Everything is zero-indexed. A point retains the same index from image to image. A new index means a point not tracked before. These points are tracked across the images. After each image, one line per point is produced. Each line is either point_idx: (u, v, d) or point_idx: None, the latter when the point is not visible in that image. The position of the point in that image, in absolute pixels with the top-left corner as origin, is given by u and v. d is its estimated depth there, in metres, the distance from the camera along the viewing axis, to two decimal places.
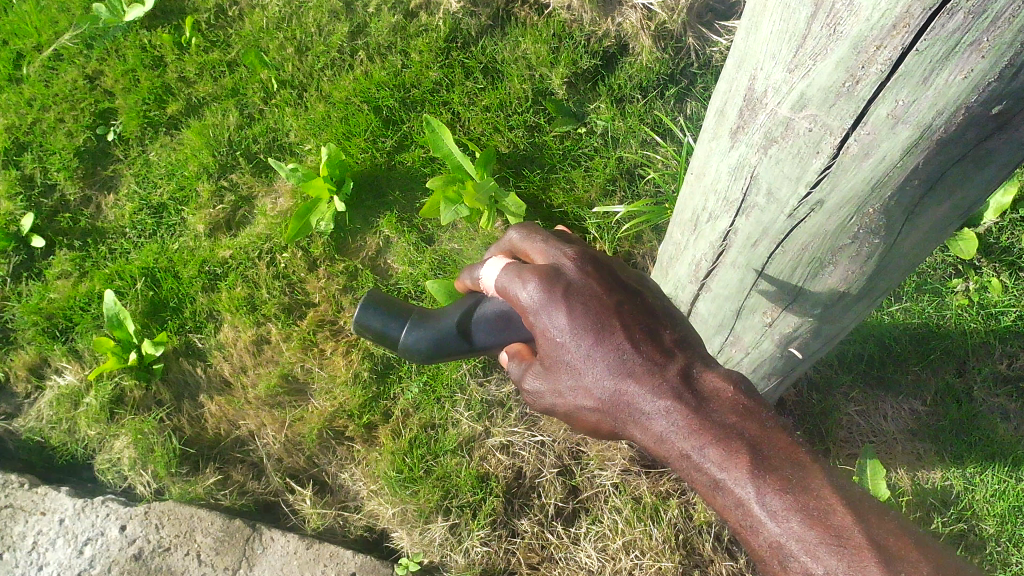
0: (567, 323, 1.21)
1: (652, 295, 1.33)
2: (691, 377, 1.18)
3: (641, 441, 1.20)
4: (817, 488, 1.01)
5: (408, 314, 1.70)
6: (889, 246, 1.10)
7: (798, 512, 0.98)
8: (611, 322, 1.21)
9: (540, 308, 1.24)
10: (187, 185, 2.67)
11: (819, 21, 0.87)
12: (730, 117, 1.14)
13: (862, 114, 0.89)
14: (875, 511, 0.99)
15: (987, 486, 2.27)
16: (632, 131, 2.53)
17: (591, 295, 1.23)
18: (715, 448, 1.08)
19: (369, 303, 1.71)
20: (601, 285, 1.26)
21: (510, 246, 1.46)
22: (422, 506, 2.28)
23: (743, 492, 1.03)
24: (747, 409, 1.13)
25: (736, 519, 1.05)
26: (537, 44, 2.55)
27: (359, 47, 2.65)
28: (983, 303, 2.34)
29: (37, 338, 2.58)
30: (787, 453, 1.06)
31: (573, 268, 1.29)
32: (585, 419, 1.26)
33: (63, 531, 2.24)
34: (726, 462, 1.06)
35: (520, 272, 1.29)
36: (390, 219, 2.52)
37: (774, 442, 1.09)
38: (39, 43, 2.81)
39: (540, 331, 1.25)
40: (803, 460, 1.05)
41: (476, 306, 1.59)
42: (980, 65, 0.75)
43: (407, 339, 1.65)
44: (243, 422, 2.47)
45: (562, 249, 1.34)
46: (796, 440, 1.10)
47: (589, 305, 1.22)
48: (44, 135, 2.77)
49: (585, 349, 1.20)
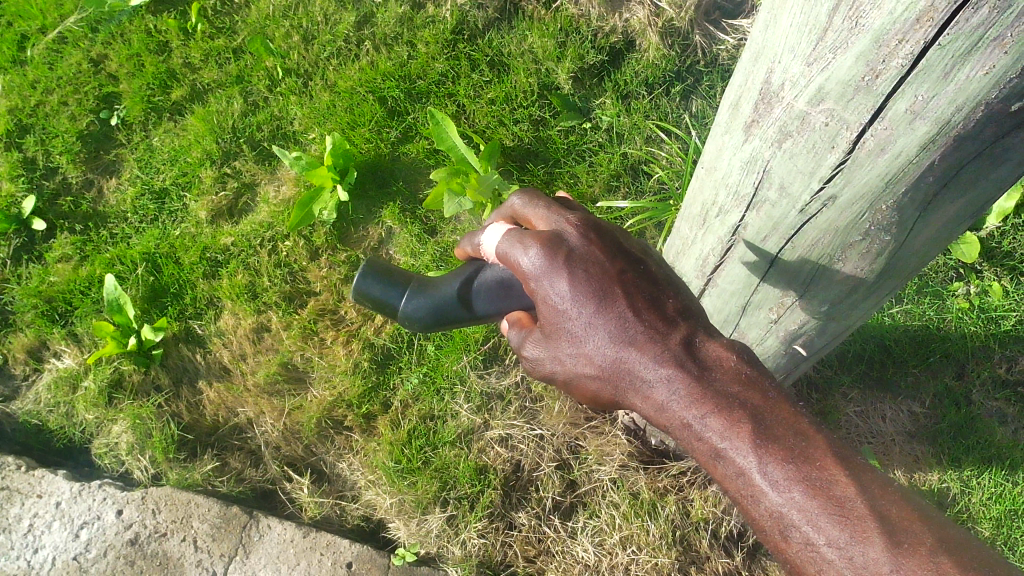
0: (568, 290, 1.17)
1: (656, 263, 1.29)
2: (694, 346, 1.16)
3: (642, 410, 1.18)
4: (821, 457, 1.00)
5: (407, 283, 1.65)
6: (899, 243, 1.10)
7: (801, 482, 0.98)
8: (614, 290, 1.18)
9: (541, 274, 1.19)
10: (190, 170, 2.66)
11: (840, 14, 0.87)
12: (745, 110, 1.13)
13: (880, 108, 0.89)
14: (877, 481, 0.98)
15: (984, 489, 2.28)
16: (637, 127, 2.52)
17: (594, 261, 1.19)
18: (717, 418, 1.07)
19: (368, 270, 1.67)
20: (604, 250, 1.22)
21: (512, 213, 1.41)
22: (420, 497, 2.28)
23: (744, 461, 1.02)
24: (749, 379, 1.11)
25: (737, 489, 1.04)
26: (544, 39, 2.56)
27: (365, 37, 2.65)
28: (983, 307, 2.34)
29: (36, 321, 2.57)
30: (790, 423, 1.05)
31: (575, 233, 1.23)
32: (585, 387, 1.23)
33: (60, 515, 2.23)
34: (727, 431, 1.05)
35: (521, 237, 1.24)
36: (393, 210, 2.52)
37: (777, 412, 1.07)
38: (44, 26, 2.82)
39: (539, 298, 1.21)
40: (805, 429, 1.04)
41: (477, 274, 1.54)
42: (1003, 60, 0.75)
43: (406, 307, 1.61)
44: (241, 409, 2.46)
45: (564, 213, 1.28)
46: (798, 410, 1.08)
47: (592, 272, 1.18)
48: (47, 118, 2.77)
49: (587, 317, 1.17)
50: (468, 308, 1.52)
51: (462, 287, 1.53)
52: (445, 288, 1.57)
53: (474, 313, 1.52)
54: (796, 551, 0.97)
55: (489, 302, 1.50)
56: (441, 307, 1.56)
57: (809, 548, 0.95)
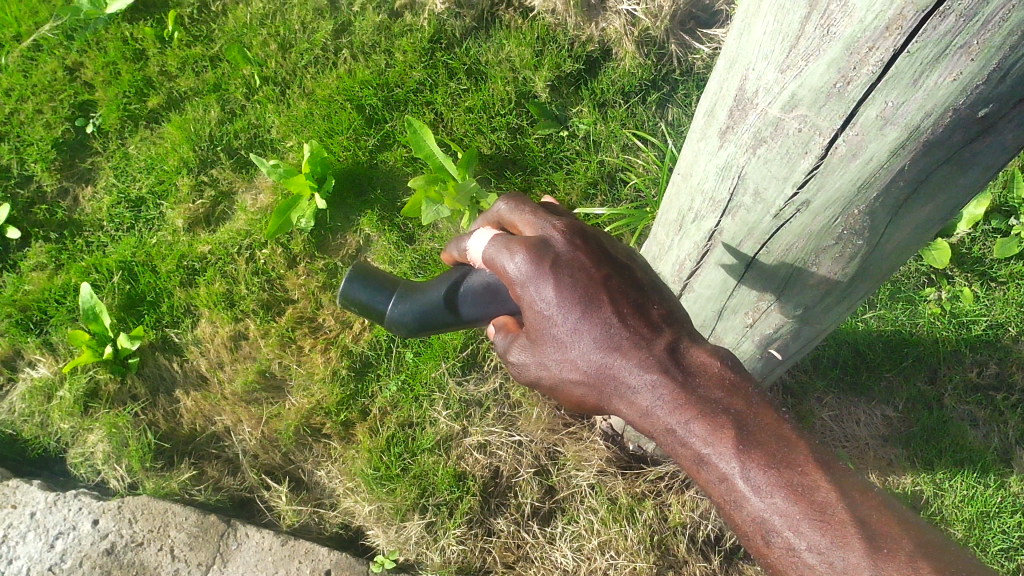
0: (554, 296, 1.19)
1: (641, 269, 1.30)
2: (679, 352, 1.17)
3: (626, 416, 1.20)
4: (803, 463, 1.01)
5: (398, 287, 1.67)
6: (872, 247, 1.12)
7: (783, 487, 0.99)
8: (599, 296, 1.19)
9: (528, 280, 1.21)
10: (167, 179, 2.66)
11: (812, 22, 0.88)
12: (719, 117, 1.14)
13: (852, 115, 0.91)
14: (859, 487, 1.00)
15: (956, 491, 2.31)
16: (614, 135, 2.55)
17: (579, 267, 1.20)
18: (702, 424, 1.08)
19: (355, 276, 1.68)
20: (590, 257, 1.23)
21: (499, 218, 1.41)
22: (398, 504, 2.28)
23: (727, 467, 1.04)
24: (733, 385, 1.12)
25: (720, 494, 1.05)
26: (521, 48, 2.58)
27: (343, 45, 2.68)
28: (955, 312, 2.39)
29: (10, 330, 2.53)
30: (773, 428, 1.06)
31: (562, 240, 1.24)
32: (570, 393, 1.25)
33: (34, 525, 2.21)
34: (711, 437, 1.07)
35: (507, 243, 1.25)
36: (371, 218, 2.53)
37: (760, 417, 1.08)
38: (17, 33, 2.81)
39: (526, 303, 1.23)
40: (788, 435, 1.05)
41: (462, 279, 1.54)
42: (969, 67, 0.77)
43: (393, 313, 1.62)
44: (218, 417, 2.45)
45: (550, 219, 1.29)
46: (781, 416, 1.09)
47: (577, 278, 1.19)
48: (22, 126, 2.76)
49: (573, 322, 1.19)
50: (454, 312, 1.53)
51: (448, 292, 1.53)
52: (432, 292, 1.58)
53: (461, 317, 1.53)
54: (778, 556, 0.99)
55: (475, 307, 1.51)
56: (428, 312, 1.57)
57: (790, 553, 0.97)
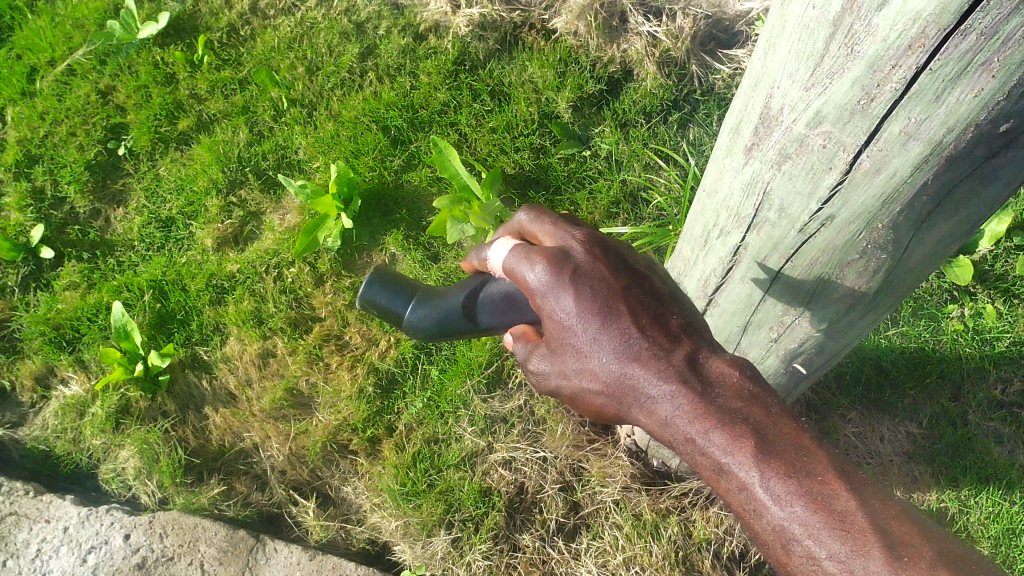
0: (574, 306, 1.21)
1: (659, 279, 1.32)
2: (697, 362, 1.19)
3: (646, 426, 1.21)
4: (820, 471, 1.03)
5: (416, 294, 1.70)
6: (895, 260, 1.14)
7: (802, 496, 1.01)
8: (618, 307, 1.21)
9: (547, 290, 1.23)
10: (196, 200, 2.71)
11: (836, 41, 0.90)
12: (744, 135, 1.17)
13: (876, 131, 0.93)
14: (878, 496, 1.01)
15: (981, 509, 2.30)
16: (635, 155, 2.61)
17: (598, 277, 1.22)
18: (722, 432, 1.10)
19: (374, 278, 1.71)
20: (610, 267, 1.24)
21: (519, 228, 1.44)
22: (425, 520, 2.29)
23: (746, 475, 1.06)
24: (752, 395, 1.14)
25: (739, 503, 1.07)
26: (544, 70, 2.67)
27: (369, 68, 2.76)
28: (978, 329, 2.41)
29: (44, 348, 2.59)
30: (790, 437, 1.08)
31: (581, 250, 1.26)
32: (590, 403, 1.27)
33: (67, 539, 2.24)
34: (729, 446, 1.09)
35: (527, 253, 1.27)
36: (397, 237, 2.58)
37: (778, 426, 1.10)
38: (52, 58, 2.91)
39: (545, 313, 1.24)
40: (807, 443, 1.07)
41: (482, 285, 1.57)
42: (990, 84, 0.79)
43: (412, 316, 1.65)
44: (247, 434, 2.47)
45: (570, 230, 1.31)
46: (800, 425, 1.11)
47: (596, 288, 1.21)
48: (56, 148, 2.82)
49: (592, 332, 1.21)
50: (472, 319, 1.56)
51: (468, 299, 1.56)
52: (452, 299, 1.61)
53: (479, 325, 1.56)
54: (798, 565, 1.00)
55: (493, 316, 1.54)
56: (447, 318, 1.60)
57: (811, 561, 0.99)
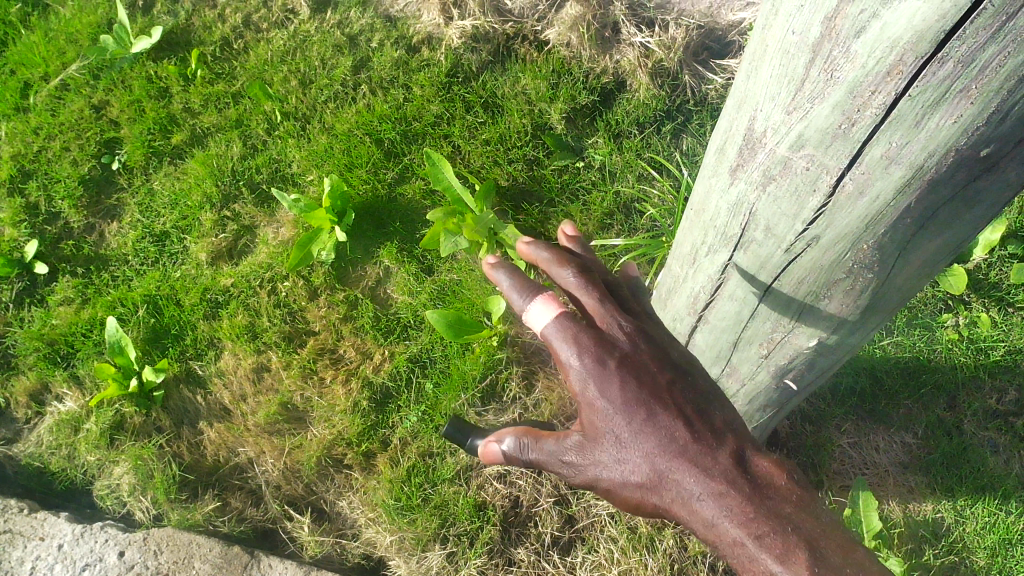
0: (619, 396, 1.27)
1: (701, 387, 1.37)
2: (741, 463, 1.22)
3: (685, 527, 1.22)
4: None
5: None
6: (882, 280, 1.14)
7: None
8: (662, 401, 1.27)
9: (594, 379, 1.28)
10: (190, 214, 2.71)
11: (816, 66, 0.90)
12: (730, 155, 1.17)
13: (857, 154, 0.93)
14: None
15: (978, 519, 2.29)
16: (629, 165, 2.61)
17: (641, 369, 1.29)
18: (771, 538, 1.12)
19: None
20: (655, 363, 1.32)
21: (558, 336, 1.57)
22: (420, 534, 2.29)
23: None
24: (799, 502, 1.18)
25: None
26: (537, 81, 2.67)
27: (362, 81, 2.76)
28: (972, 338, 2.41)
29: (38, 364, 2.59)
30: (841, 552, 1.10)
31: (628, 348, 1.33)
32: (626, 499, 1.28)
33: (62, 556, 2.24)
34: (779, 550, 1.10)
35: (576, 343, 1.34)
36: (391, 250, 2.57)
37: (827, 541, 1.12)
38: (46, 73, 2.91)
39: (589, 403, 1.29)
40: (862, 562, 1.08)
41: None
42: (969, 110, 0.79)
43: None
44: (242, 448, 2.47)
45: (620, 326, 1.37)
46: (848, 540, 1.13)
47: (642, 383, 1.28)
48: (50, 163, 2.82)
49: (636, 424, 1.26)
50: None
51: None
52: None
53: None
54: None
55: None
56: None
57: None
